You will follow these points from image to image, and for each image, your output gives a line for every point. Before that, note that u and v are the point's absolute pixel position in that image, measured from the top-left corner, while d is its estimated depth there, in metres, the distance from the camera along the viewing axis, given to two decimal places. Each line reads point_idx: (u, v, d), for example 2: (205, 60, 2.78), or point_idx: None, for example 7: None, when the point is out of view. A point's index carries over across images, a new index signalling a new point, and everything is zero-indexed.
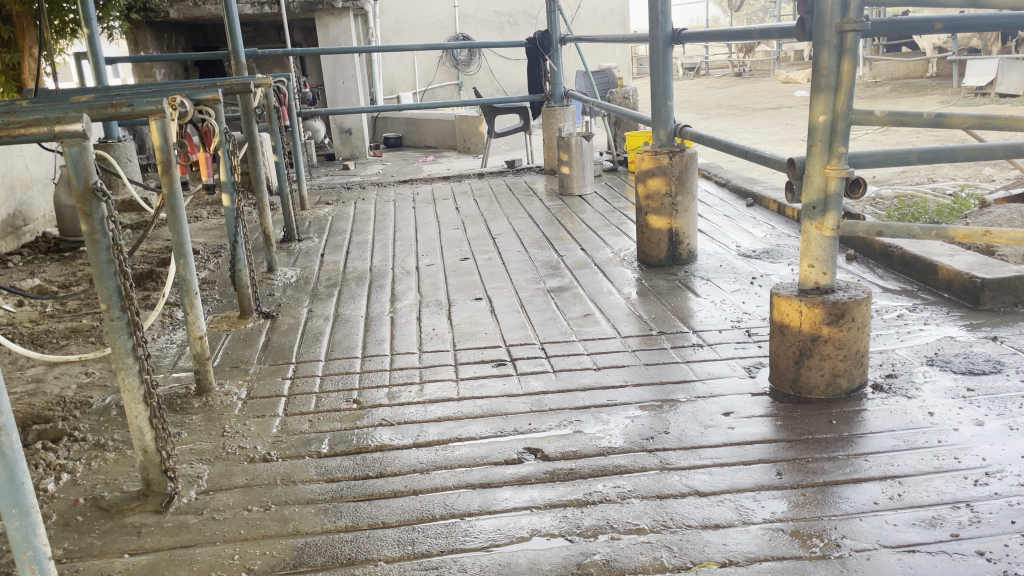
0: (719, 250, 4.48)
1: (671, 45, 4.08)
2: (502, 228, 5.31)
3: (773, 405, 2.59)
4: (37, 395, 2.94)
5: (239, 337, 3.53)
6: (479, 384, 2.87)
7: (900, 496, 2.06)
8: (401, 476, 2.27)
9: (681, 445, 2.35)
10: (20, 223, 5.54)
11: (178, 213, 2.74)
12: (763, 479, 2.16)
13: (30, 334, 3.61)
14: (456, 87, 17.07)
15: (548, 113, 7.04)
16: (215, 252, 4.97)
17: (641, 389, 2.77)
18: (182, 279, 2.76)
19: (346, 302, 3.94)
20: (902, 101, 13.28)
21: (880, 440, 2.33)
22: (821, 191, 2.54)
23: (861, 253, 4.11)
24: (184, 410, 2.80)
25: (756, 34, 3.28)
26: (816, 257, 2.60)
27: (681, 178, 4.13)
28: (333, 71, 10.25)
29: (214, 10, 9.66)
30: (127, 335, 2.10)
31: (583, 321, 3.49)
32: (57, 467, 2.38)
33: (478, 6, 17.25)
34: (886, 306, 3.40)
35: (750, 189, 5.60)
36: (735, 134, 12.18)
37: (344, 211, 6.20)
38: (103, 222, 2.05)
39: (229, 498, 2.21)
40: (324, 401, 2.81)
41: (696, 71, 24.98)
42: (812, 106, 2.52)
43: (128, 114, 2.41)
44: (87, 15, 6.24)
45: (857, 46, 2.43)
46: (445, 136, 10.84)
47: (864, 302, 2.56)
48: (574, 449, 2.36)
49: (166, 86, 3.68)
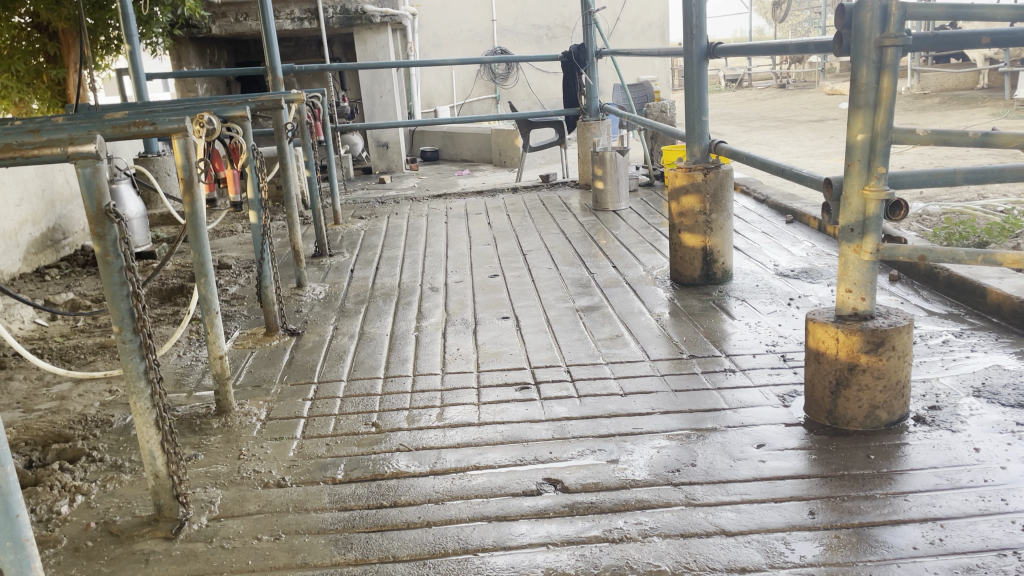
0: (756, 269, 4.35)
1: (706, 59, 3.99)
2: (534, 244, 5.23)
3: (808, 437, 2.47)
4: (60, 412, 2.93)
5: (264, 355, 3.51)
6: (500, 409, 2.79)
7: (941, 541, 1.93)
8: (415, 506, 2.20)
9: (709, 479, 2.24)
10: (59, 237, 5.63)
11: (200, 231, 2.70)
12: (794, 518, 2.04)
13: (59, 350, 3.63)
14: (493, 101, 17.13)
15: (582, 128, 6.96)
16: (246, 267, 4.98)
17: (670, 417, 2.67)
18: (203, 298, 2.73)
19: (372, 320, 3.89)
20: (951, 114, 12.92)
21: (921, 477, 2.20)
22: (860, 214, 2.42)
23: (905, 274, 3.95)
24: (202, 431, 2.77)
25: (791, 48, 3.16)
26: (854, 281, 2.47)
27: (716, 196, 4.01)
28: (370, 85, 10.31)
29: (255, 26, 9.79)
30: (139, 357, 2.07)
31: (612, 342, 3.40)
32: (72, 489, 2.36)
33: (516, 20, 17.25)
34: (932, 331, 3.24)
35: (789, 206, 5.45)
36: (778, 146, 11.97)
37: (376, 225, 6.19)
38: (115, 243, 2.02)
39: (240, 526, 2.16)
40: (343, 424, 2.75)
41: (738, 83, 24.74)
42: (850, 124, 2.41)
43: (150, 132, 2.43)
44: (129, 31, 6.34)
45: (898, 62, 2.31)
46: (481, 150, 10.83)
47: (905, 330, 2.43)
48: (595, 480, 2.27)
49: (198, 102, 3.66)
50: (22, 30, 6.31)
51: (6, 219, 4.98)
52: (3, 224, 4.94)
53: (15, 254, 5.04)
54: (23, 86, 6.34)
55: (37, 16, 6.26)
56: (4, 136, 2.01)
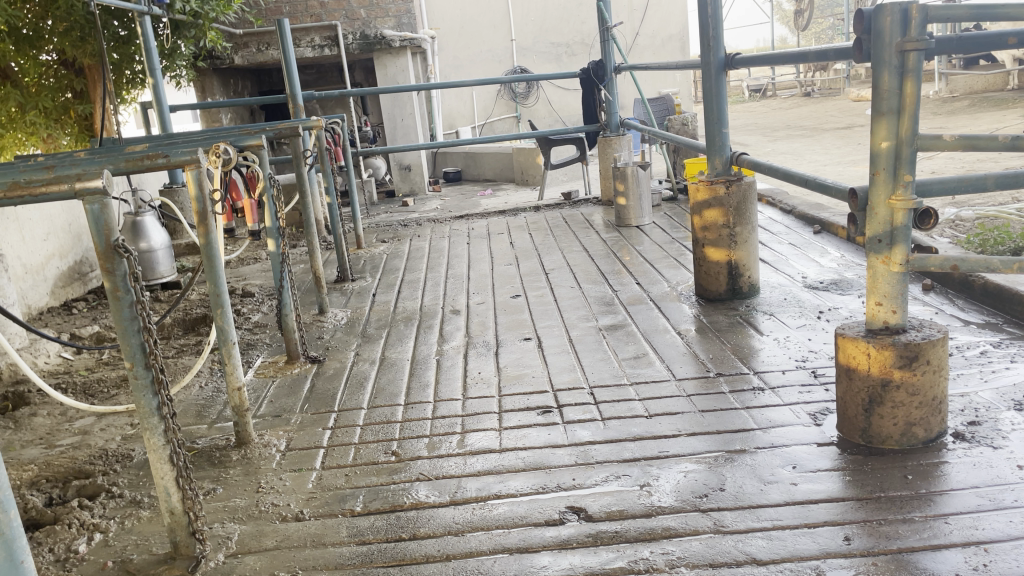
0: (784, 282, 4.25)
1: (724, 71, 3.93)
2: (556, 263, 5.18)
3: (842, 458, 2.37)
4: (81, 448, 2.93)
5: (286, 384, 3.48)
6: (522, 434, 2.73)
7: (986, 566, 1.83)
8: (434, 538, 2.14)
9: (739, 504, 2.16)
10: (87, 270, 5.69)
11: (216, 262, 2.68)
12: (828, 545, 1.95)
13: (83, 384, 3.64)
14: (514, 120, 17.18)
15: (603, 144, 6.91)
16: (269, 295, 4.99)
17: (697, 439, 2.58)
18: (220, 330, 2.71)
19: (393, 345, 3.86)
20: (982, 116, 12.71)
21: (962, 498, 2.10)
22: (887, 224, 2.34)
23: (939, 283, 3.84)
24: (222, 464, 2.74)
25: (810, 56, 3.09)
26: (884, 293, 2.38)
27: (739, 209, 3.93)
28: (391, 109, 10.36)
29: (277, 56, 9.91)
30: (151, 394, 2.05)
31: (637, 362, 3.32)
32: (91, 527, 2.34)
33: (535, 38, 17.28)
34: (969, 342, 3.13)
35: (816, 216, 5.34)
36: (805, 155, 11.83)
37: (399, 248, 6.17)
38: (125, 278, 2.01)
39: (257, 563, 2.12)
40: (363, 453, 2.71)
41: (763, 93, 24.57)
42: (873, 132, 2.33)
43: (165, 165, 2.39)
44: (152, 65, 6.42)
45: (921, 66, 2.24)
46: (503, 169, 10.83)
47: (939, 343, 2.33)
48: (620, 508, 2.19)
49: (216, 131, 3.66)
50: (48, 67, 6.33)
51: (33, 253, 5.04)
52: (30, 259, 4.99)
53: (42, 288, 5.09)
54: (51, 122, 6.34)
55: (63, 52, 6.30)
56: (18, 173, 2.02)
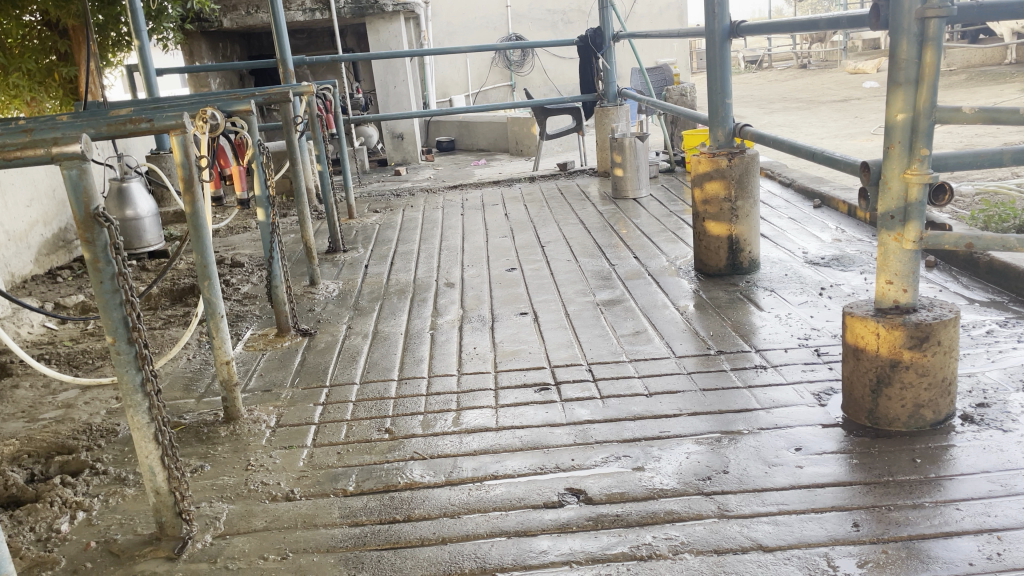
0: (784, 258, 4.17)
1: (730, 39, 3.82)
2: (552, 235, 5.09)
3: (848, 440, 2.31)
4: (65, 422, 2.84)
5: (276, 357, 3.39)
6: (519, 412, 2.66)
7: (1000, 556, 1.77)
8: (429, 520, 2.07)
9: (743, 488, 2.10)
10: (72, 237, 5.56)
11: (203, 232, 2.56)
12: (836, 532, 1.89)
13: (66, 355, 3.55)
14: (508, 88, 16.97)
15: (600, 114, 6.78)
16: (259, 265, 4.88)
17: (698, 419, 2.52)
18: (207, 302, 2.61)
19: (386, 318, 3.76)
20: (980, 90, 12.61)
21: (973, 483, 2.04)
22: (901, 200, 2.25)
23: (943, 260, 3.77)
24: (211, 440, 2.66)
25: (822, 24, 2.97)
26: (895, 272, 2.30)
27: (741, 182, 3.84)
28: (384, 76, 10.16)
29: (266, 19, 9.69)
30: (135, 369, 1.96)
31: (635, 339, 3.25)
32: (74, 505, 2.27)
33: (531, 5, 17.02)
34: (975, 321, 3.06)
35: (816, 190, 5.26)
36: (802, 127, 11.72)
37: (391, 218, 6.06)
38: (106, 249, 1.91)
39: (245, 545, 2.05)
40: (356, 431, 2.63)
41: (759, 64, 24.35)
42: (889, 103, 2.23)
43: (148, 129, 2.27)
44: (139, 27, 6.24)
45: (942, 34, 2.14)
46: (497, 138, 10.68)
47: (951, 323, 2.26)
48: (621, 490, 2.13)
49: (204, 96, 3.52)
50: (31, 28, 6.13)
51: (16, 219, 4.91)
52: (13, 226, 4.87)
53: (26, 256, 4.97)
54: (36, 84, 6.11)
55: (47, 13, 6.11)
56: None
